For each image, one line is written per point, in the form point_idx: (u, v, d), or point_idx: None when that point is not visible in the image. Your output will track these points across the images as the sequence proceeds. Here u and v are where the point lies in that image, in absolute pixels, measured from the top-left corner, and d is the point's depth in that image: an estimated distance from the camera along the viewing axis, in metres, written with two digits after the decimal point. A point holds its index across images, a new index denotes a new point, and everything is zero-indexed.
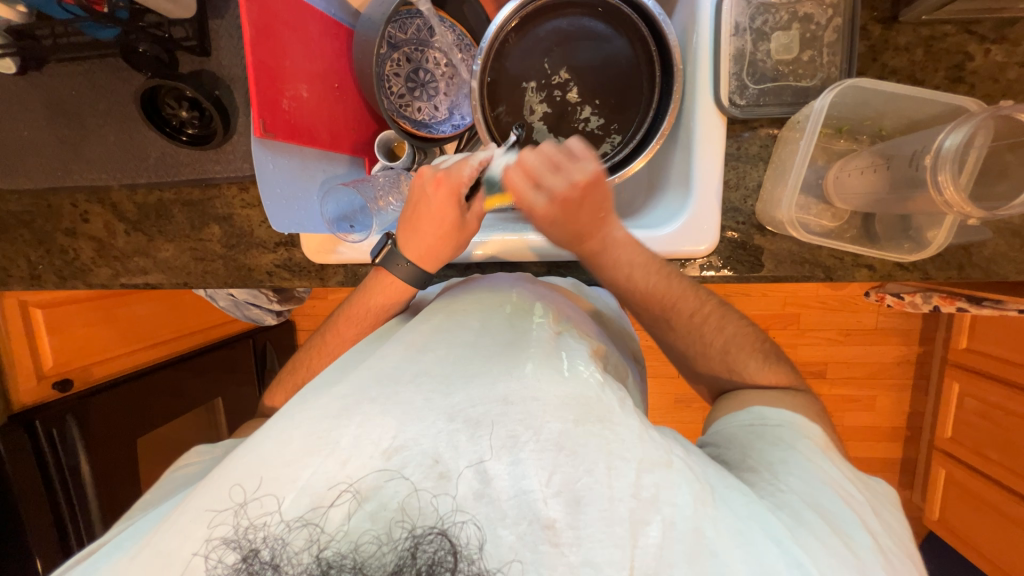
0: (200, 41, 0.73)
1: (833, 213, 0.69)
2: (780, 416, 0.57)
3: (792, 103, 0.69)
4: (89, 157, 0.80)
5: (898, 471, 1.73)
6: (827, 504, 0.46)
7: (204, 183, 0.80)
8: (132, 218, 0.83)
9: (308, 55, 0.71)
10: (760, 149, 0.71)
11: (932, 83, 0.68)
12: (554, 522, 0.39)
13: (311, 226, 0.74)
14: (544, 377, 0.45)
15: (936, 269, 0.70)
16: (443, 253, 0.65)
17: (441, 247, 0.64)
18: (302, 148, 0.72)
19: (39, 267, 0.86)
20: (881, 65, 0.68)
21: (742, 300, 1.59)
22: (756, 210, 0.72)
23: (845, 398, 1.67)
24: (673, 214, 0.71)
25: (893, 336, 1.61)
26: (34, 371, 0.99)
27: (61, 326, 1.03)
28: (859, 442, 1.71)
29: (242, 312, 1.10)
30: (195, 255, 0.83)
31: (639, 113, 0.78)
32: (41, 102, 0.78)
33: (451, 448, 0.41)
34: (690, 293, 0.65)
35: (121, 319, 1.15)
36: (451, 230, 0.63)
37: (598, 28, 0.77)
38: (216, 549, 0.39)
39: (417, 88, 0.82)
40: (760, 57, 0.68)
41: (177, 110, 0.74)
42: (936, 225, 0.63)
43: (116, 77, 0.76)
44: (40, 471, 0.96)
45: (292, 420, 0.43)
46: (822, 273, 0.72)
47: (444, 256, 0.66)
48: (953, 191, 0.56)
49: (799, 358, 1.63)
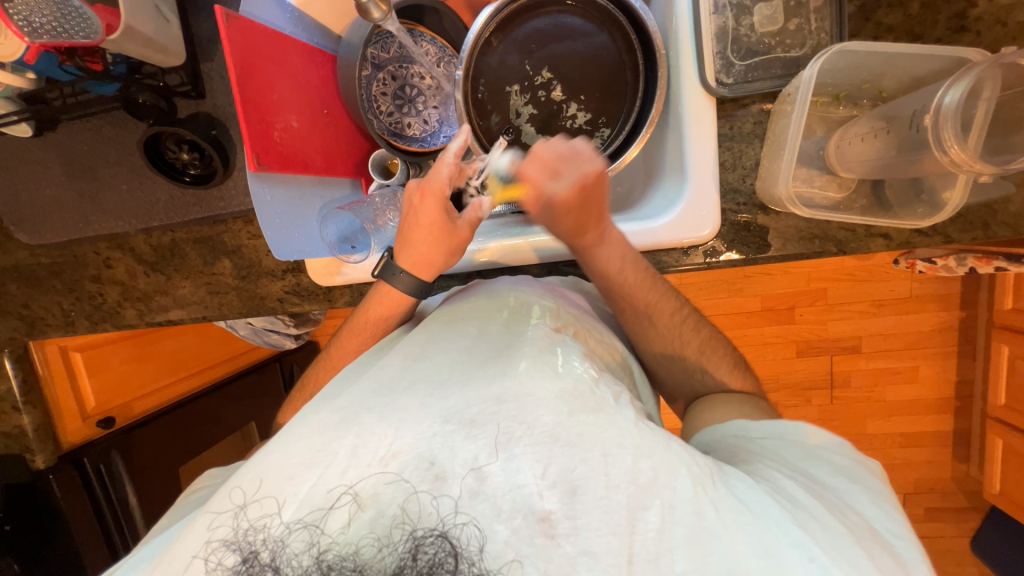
0: (194, 85, 0.77)
1: (839, 183, 0.67)
2: (765, 430, 0.54)
3: (782, 75, 0.67)
4: (106, 206, 0.84)
5: (951, 443, 1.63)
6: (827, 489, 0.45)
7: (213, 220, 0.84)
8: (150, 260, 0.87)
9: (294, 86, 0.73)
10: (754, 127, 0.69)
11: (933, 36, 0.64)
12: (550, 514, 0.39)
13: (312, 251, 0.76)
14: (537, 372, 0.45)
15: (958, 232, 0.66)
16: (440, 255, 0.65)
17: (434, 252, 0.64)
18: (298, 177, 0.74)
19: (72, 314, 0.91)
20: (875, 25, 0.65)
21: (763, 280, 1.54)
22: (755, 189, 0.69)
23: (884, 371, 1.59)
24: (670, 202, 0.69)
25: (930, 302, 1.53)
26: (78, 412, 1.04)
27: (99, 368, 1.09)
28: (903, 416, 1.62)
29: (261, 339, 1.13)
30: (210, 290, 0.87)
31: (626, 103, 0.77)
32: (58, 160, 0.83)
33: (446, 449, 0.41)
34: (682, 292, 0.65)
35: (155, 355, 1.20)
36: (445, 235, 0.64)
37: (577, 23, 0.76)
38: (216, 550, 0.41)
39: (405, 104, 0.84)
40: (744, 32, 0.66)
41: (178, 152, 0.77)
42: (951, 184, 0.59)
43: (123, 129, 0.81)
44: (92, 504, 1.02)
45: (293, 434, 0.44)
46: (834, 247, 0.68)
47: (440, 262, 0.65)
48: (959, 151, 0.54)
49: (829, 334, 1.57)
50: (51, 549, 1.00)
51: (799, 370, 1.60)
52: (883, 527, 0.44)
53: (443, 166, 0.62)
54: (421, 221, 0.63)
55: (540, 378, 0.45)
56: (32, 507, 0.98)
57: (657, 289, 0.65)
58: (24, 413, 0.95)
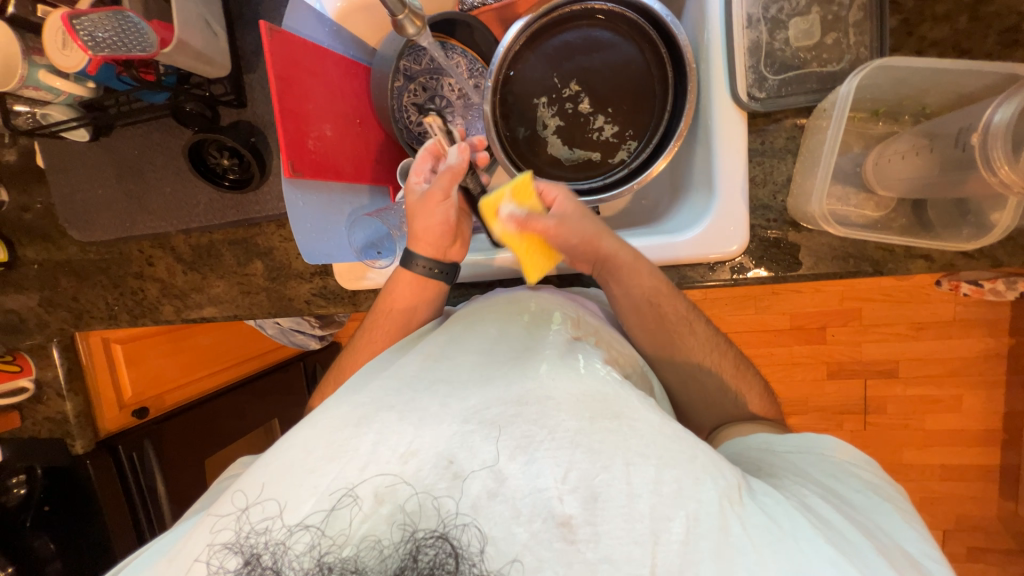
0: (236, 95, 0.81)
1: (876, 202, 0.65)
2: (789, 444, 0.53)
3: (818, 90, 0.65)
4: (151, 207, 0.89)
5: (998, 479, 1.52)
6: (856, 514, 0.43)
7: (248, 223, 0.87)
8: (189, 259, 0.92)
9: (329, 96, 0.75)
10: (786, 141, 0.67)
11: (982, 51, 0.62)
12: (570, 518, 0.39)
13: (340, 256, 0.78)
14: (558, 376, 0.45)
15: (1007, 255, 0.62)
16: (434, 223, 0.65)
17: (415, 223, 0.66)
18: (329, 183, 0.76)
19: (115, 308, 0.97)
20: (919, 39, 0.63)
21: (793, 297, 1.49)
22: (786, 206, 0.67)
23: (923, 399, 1.51)
24: (697, 216, 0.68)
25: (975, 327, 1.44)
26: (116, 401, 1.10)
27: (136, 359, 1.14)
28: (944, 447, 1.53)
29: (288, 339, 1.17)
30: (243, 289, 0.90)
31: (654, 116, 0.77)
32: (111, 164, 0.89)
33: (466, 449, 0.42)
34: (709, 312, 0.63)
35: (187, 350, 1.26)
36: (426, 205, 0.65)
37: (606, 36, 0.76)
38: (217, 554, 0.41)
39: (435, 115, 0.86)
40: (779, 46, 0.65)
41: (219, 158, 0.82)
42: (1000, 206, 0.56)
43: (171, 135, 0.86)
44: (124, 488, 1.07)
45: (316, 427, 0.45)
46: (870, 267, 0.66)
47: (421, 231, 0.66)
48: (1009, 171, 0.52)
49: (863, 356, 1.50)
50: (85, 528, 1.05)
51: (829, 393, 1.53)
52: (916, 550, 0.41)
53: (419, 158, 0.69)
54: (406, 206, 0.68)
55: (563, 380, 0.45)
56: (69, 486, 1.03)
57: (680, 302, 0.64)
58: (68, 399, 1.01)
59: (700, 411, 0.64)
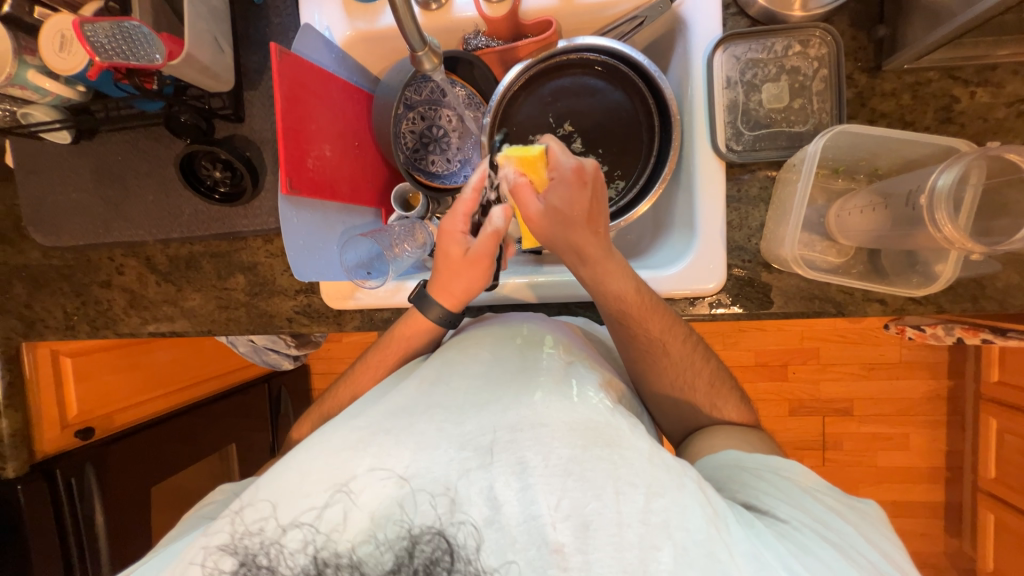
0: (235, 109, 0.81)
1: (838, 249, 0.72)
2: (756, 460, 0.55)
3: (787, 147, 0.72)
4: (128, 215, 0.86)
5: (942, 516, 1.61)
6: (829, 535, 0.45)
7: (232, 237, 0.86)
8: (164, 270, 0.88)
9: (331, 118, 0.77)
10: (759, 190, 0.74)
11: (922, 124, 0.71)
12: (562, 546, 0.41)
13: (331, 274, 0.77)
14: (554, 404, 0.46)
15: (949, 302, 0.70)
16: (475, 286, 0.63)
17: (455, 279, 0.62)
18: (324, 202, 0.77)
19: (74, 317, 0.91)
20: (870, 110, 0.72)
21: (758, 335, 1.57)
22: (759, 249, 0.73)
23: (876, 436, 1.59)
24: (679, 255, 0.73)
25: (918, 369, 1.56)
26: (59, 420, 1.00)
27: (86, 375, 1.06)
28: (893, 484, 1.61)
29: (260, 357, 1.13)
30: (220, 304, 0.87)
31: (641, 160, 0.82)
32: (88, 168, 0.85)
33: (462, 476, 0.43)
34: (699, 360, 0.65)
35: (144, 366, 1.18)
36: (472, 269, 0.62)
37: (599, 84, 0.82)
38: (212, 555, 0.43)
39: (430, 143, 0.88)
40: (754, 106, 0.73)
41: (211, 170, 0.80)
42: (942, 259, 0.64)
43: (158, 143, 0.83)
44: (55, 521, 0.96)
45: (310, 452, 0.45)
46: (834, 308, 0.72)
47: (460, 288, 0.63)
48: (951, 228, 0.58)
49: (821, 393, 1.59)
50: None
51: (792, 429, 1.60)
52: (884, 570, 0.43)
53: (460, 203, 0.62)
54: (443, 261, 0.63)
55: (557, 408, 0.46)
56: None
57: (683, 331, 0.64)
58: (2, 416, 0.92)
59: (682, 440, 0.67)
